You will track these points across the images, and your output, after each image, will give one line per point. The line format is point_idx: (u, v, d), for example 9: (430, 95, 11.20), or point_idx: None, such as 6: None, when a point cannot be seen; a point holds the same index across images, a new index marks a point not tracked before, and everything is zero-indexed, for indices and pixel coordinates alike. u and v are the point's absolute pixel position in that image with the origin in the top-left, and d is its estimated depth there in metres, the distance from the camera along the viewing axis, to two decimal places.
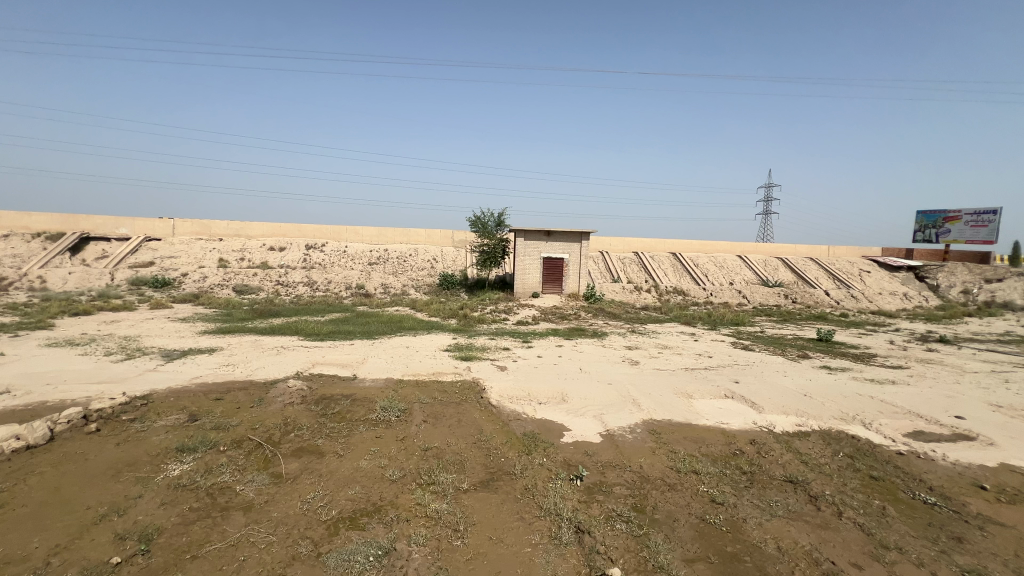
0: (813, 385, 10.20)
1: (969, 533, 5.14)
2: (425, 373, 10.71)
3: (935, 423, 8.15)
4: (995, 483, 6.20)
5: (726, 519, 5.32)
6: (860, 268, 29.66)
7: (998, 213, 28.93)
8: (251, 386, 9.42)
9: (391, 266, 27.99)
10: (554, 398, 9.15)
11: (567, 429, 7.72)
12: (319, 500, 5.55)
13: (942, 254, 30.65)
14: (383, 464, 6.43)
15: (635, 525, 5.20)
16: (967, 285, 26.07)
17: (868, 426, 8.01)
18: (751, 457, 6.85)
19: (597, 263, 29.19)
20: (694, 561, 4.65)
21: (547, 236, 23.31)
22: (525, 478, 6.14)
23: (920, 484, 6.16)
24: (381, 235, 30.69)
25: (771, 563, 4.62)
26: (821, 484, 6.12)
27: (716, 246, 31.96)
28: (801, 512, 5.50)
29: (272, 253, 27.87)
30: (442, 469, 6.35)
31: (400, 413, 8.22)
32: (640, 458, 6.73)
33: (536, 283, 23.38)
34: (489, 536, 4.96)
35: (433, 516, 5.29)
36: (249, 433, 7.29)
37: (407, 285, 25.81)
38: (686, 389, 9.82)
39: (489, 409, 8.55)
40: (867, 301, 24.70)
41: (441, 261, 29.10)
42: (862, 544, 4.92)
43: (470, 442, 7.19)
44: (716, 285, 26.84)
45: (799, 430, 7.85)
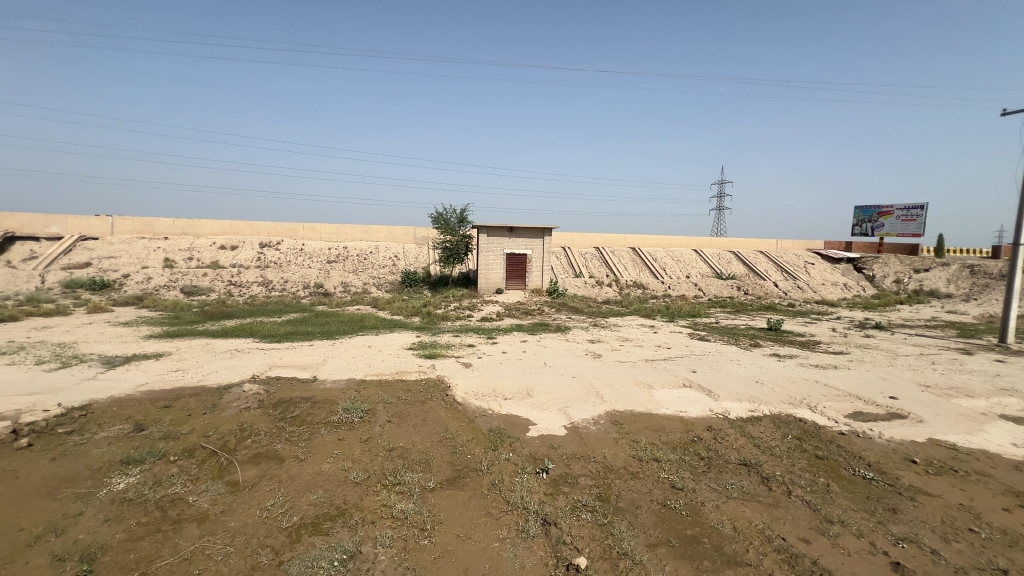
0: (764, 372, 10.74)
1: (902, 503, 5.57)
2: (388, 372, 10.54)
3: (872, 404, 8.77)
4: (924, 457, 6.73)
5: (686, 504, 5.54)
6: (805, 260, 31.44)
7: (925, 208, 31.33)
8: (204, 392, 8.97)
9: (351, 264, 27.31)
10: (519, 393, 9.22)
11: (532, 423, 7.80)
12: (279, 507, 5.37)
13: (877, 246, 32.84)
14: (347, 467, 6.30)
15: (600, 514, 5.33)
16: (899, 275, 28.13)
17: (814, 409, 8.53)
18: (708, 443, 7.15)
19: (559, 258, 29.54)
20: (657, 545, 4.81)
21: (509, 232, 23.34)
22: (491, 474, 6.17)
23: (860, 461, 6.62)
24: (340, 232, 29.88)
25: (728, 543, 4.84)
26: (772, 465, 6.47)
27: (674, 241, 33.00)
28: (754, 493, 5.80)
29: (223, 252, 26.60)
30: (407, 469, 6.29)
31: (364, 415, 8.04)
32: (604, 448, 6.91)
33: (499, 279, 23.43)
34: (456, 533, 4.96)
35: (400, 516, 5.24)
36: (202, 441, 6.96)
37: (369, 283, 25.26)
38: (647, 379, 10.13)
39: (454, 406, 8.54)
40: (811, 292, 26.21)
41: (403, 258, 28.67)
42: (809, 520, 5.24)
43: (435, 440, 7.16)
44: (673, 278, 27.74)
45: (752, 415, 8.26)
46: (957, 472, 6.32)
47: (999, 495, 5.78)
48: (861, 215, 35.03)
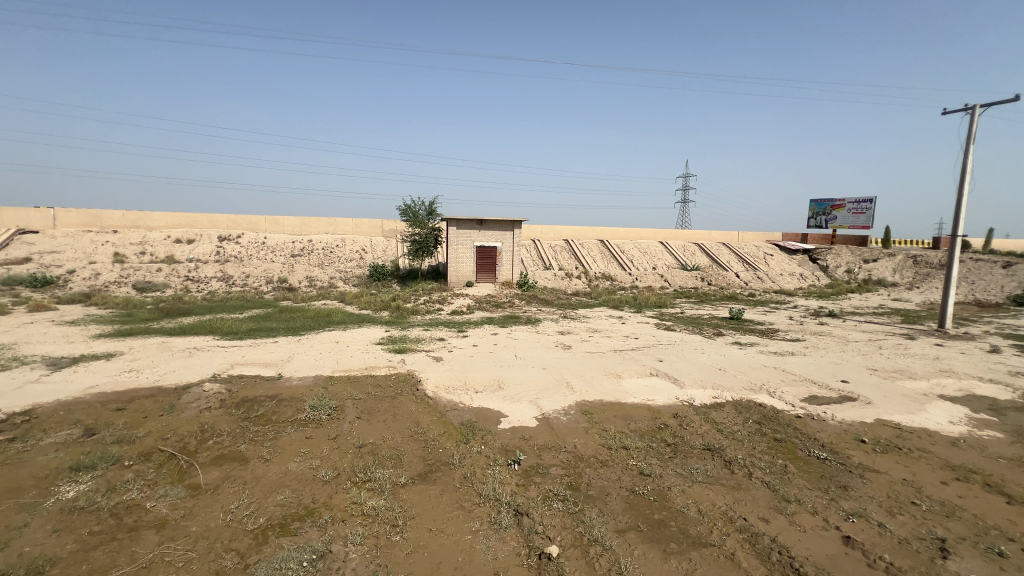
0: (727, 360, 11.14)
1: (852, 481, 5.91)
2: (357, 368, 10.36)
3: (826, 387, 9.25)
4: (872, 437, 7.16)
5: (653, 489, 5.71)
6: (765, 251, 32.69)
7: (873, 202, 33.03)
8: (161, 392, 8.58)
9: (317, 258, 26.59)
10: (491, 385, 9.24)
11: (504, 415, 7.85)
12: (244, 509, 5.22)
13: (830, 238, 34.44)
14: (315, 465, 6.16)
15: (571, 502, 5.42)
16: (850, 265, 29.61)
17: (772, 394, 8.92)
18: (674, 430, 7.37)
19: (529, 251, 29.65)
20: (626, 530, 4.95)
21: (479, 225, 23.23)
22: (463, 467, 6.18)
23: (814, 442, 6.97)
24: (304, 225, 29.01)
25: (693, 526, 5.02)
26: (734, 449, 6.73)
27: (641, 233, 33.65)
28: (718, 476, 6.03)
29: (178, 246, 25.37)
30: (378, 465, 6.22)
31: (332, 412, 7.88)
32: (575, 438, 7.01)
33: (469, 272, 23.32)
34: (429, 528, 4.94)
35: (370, 513, 5.18)
36: (159, 444, 6.66)
37: (335, 276, 24.68)
38: (615, 369, 10.36)
39: (424, 401, 8.49)
40: (770, 282, 27.30)
41: (371, 251, 28.13)
42: (768, 500, 5.49)
43: (406, 436, 7.09)
44: (641, 270, 28.31)
45: (715, 401, 8.57)
46: (901, 449, 6.75)
47: (938, 470, 6.21)
48: (816, 208, 36.59)
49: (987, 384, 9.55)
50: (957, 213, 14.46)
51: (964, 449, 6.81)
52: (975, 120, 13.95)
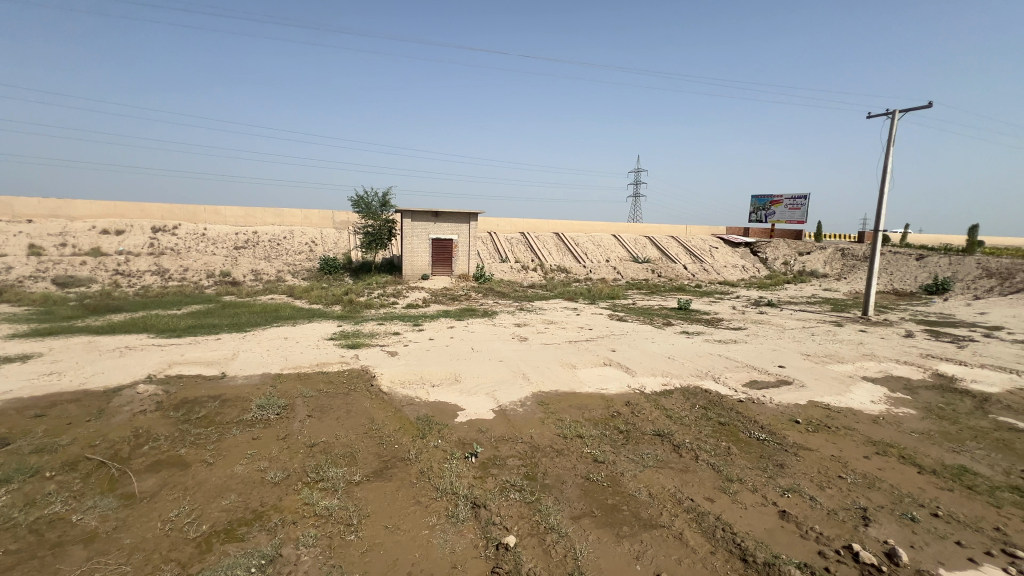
0: (675, 349, 11.62)
1: (788, 459, 6.35)
2: (308, 364, 9.99)
3: (765, 373, 9.85)
4: (805, 417, 7.70)
5: (607, 475, 5.89)
6: (711, 244, 34.26)
7: (808, 198, 35.28)
8: (87, 396, 7.92)
9: (262, 250, 25.32)
10: (447, 379, 9.20)
11: (461, 408, 7.83)
12: (185, 516, 4.93)
13: (769, 232, 36.52)
14: (263, 467, 5.91)
15: (528, 492, 5.50)
16: (787, 258, 31.57)
17: (717, 380, 9.42)
18: (626, 417, 7.63)
19: (485, 243, 29.56)
20: (581, 516, 5.08)
21: (434, 217, 22.88)
22: (420, 462, 6.12)
23: (754, 424, 7.42)
24: (248, 216, 27.53)
25: (645, 509, 5.22)
26: (682, 434, 7.05)
27: (595, 226, 34.36)
28: (667, 460, 6.31)
29: (106, 237, 23.40)
30: (330, 464, 6.05)
31: (281, 411, 7.58)
32: (531, 429, 7.11)
33: (425, 265, 22.97)
34: (384, 525, 4.87)
35: (323, 513, 5.04)
36: (86, 452, 6.16)
37: (283, 270, 23.62)
38: (570, 360, 10.57)
39: (380, 396, 8.34)
40: (716, 274, 28.66)
41: (321, 243, 27.12)
42: (713, 480, 5.80)
43: (361, 433, 6.93)
44: (594, 262, 28.91)
45: (665, 388, 8.94)
46: (830, 428, 7.31)
47: (861, 445, 6.78)
48: (757, 203, 38.67)
49: (903, 366, 10.52)
50: (879, 210, 15.71)
51: (883, 425, 7.47)
52: (895, 124, 15.16)
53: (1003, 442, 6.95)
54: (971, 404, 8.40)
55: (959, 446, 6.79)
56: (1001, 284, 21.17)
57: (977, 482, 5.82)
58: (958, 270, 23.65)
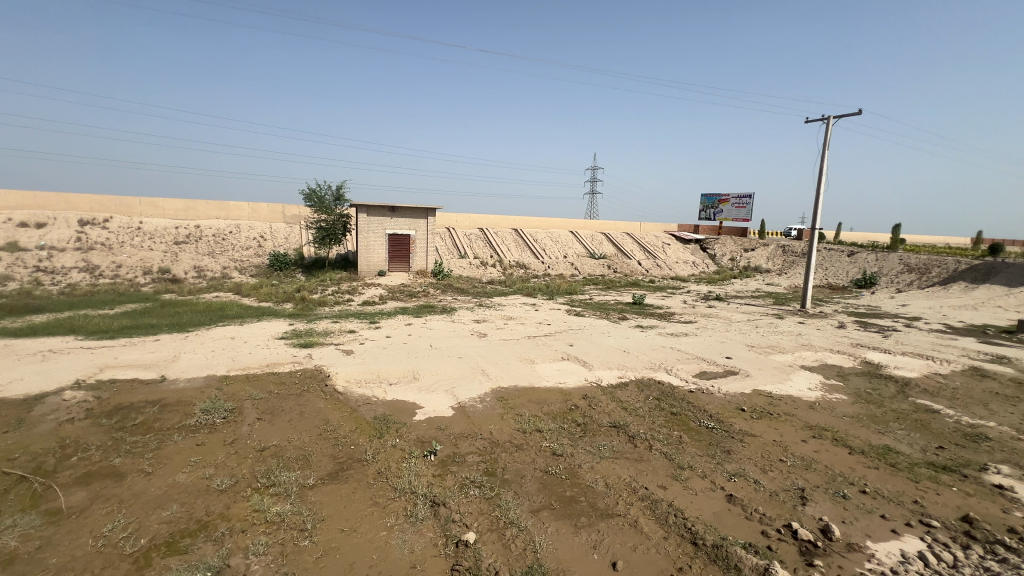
0: (630, 342, 11.98)
1: (734, 445, 6.69)
2: (257, 365, 9.56)
3: (714, 364, 10.33)
4: (750, 405, 8.15)
5: (565, 468, 6.00)
6: (664, 240, 35.47)
7: (752, 198, 37.17)
8: (5, 405, 7.23)
9: (206, 245, 23.92)
10: (405, 376, 9.06)
11: (419, 406, 7.74)
12: (120, 531, 4.60)
13: (718, 229, 38.20)
14: (208, 474, 5.61)
15: (488, 488, 5.52)
16: (734, 254, 33.15)
17: (669, 371, 9.79)
18: (584, 410, 7.79)
19: (443, 239, 29.24)
20: (540, 509, 5.15)
21: (391, 212, 22.40)
22: (377, 462, 6.00)
23: (704, 413, 7.77)
24: (189, 209, 25.91)
25: (601, 499, 5.36)
26: (637, 425, 7.29)
27: (553, 223, 34.76)
28: (622, 451, 6.50)
29: (24, 231, 21.36)
30: (282, 468, 5.83)
31: (228, 414, 7.21)
32: (490, 425, 7.12)
33: (381, 261, 22.45)
34: (340, 529, 4.75)
35: (275, 519, 4.85)
36: (3, 467, 5.63)
37: (229, 266, 22.41)
38: (529, 355, 10.67)
39: (335, 396, 8.11)
40: (668, 270, 29.70)
41: (271, 238, 25.93)
42: (666, 468, 6.03)
43: (314, 435, 6.71)
44: (552, 258, 29.27)
45: (620, 381, 9.21)
46: (772, 415, 7.76)
47: (799, 430, 7.25)
48: (706, 202, 40.38)
49: (836, 355, 11.33)
50: (815, 209, 16.77)
51: (819, 411, 8.02)
52: (829, 129, 16.19)
53: (920, 422, 7.64)
54: (894, 388, 9.18)
55: (883, 427, 7.39)
56: (920, 278, 23.17)
57: (899, 460, 6.36)
58: (883, 265, 25.67)
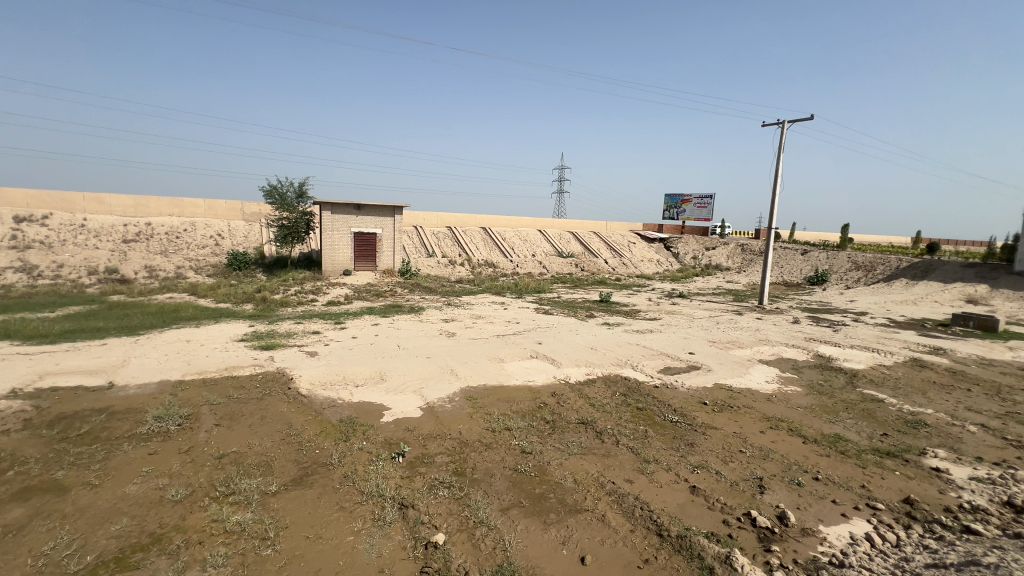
0: (598, 339, 12.17)
1: (697, 437, 6.91)
2: (214, 369, 9.16)
3: (678, 359, 10.64)
4: (711, 399, 8.44)
5: (534, 465, 6.04)
6: (629, 239, 36.22)
7: (713, 198, 38.46)
8: None
9: (158, 243, 22.74)
10: (372, 378, 8.89)
11: (387, 408, 7.61)
12: (63, 549, 4.32)
13: (680, 228, 39.30)
14: (162, 485, 5.34)
15: (457, 488, 5.49)
16: (696, 252, 34.19)
17: (635, 367, 10.02)
18: (553, 408, 7.86)
19: (411, 237, 28.88)
20: (510, 508, 5.17)
21: (356, 211, 21.94)
22: (343, 466, 5.87)
23: (668, 407, 8.00)
24: (139, 206, 24.57)
25: (570, 495, 5.42)
26: (604, 421, 7.42)
27: (521, 222, 34.91)
28: (591, 446, 6.60)
29: None
30: (242, 475, 5.61)
31: (183, 421, 6.89)
32: (459, 425, 7.08)
33: (347, 260, 21.94)
34: (305, 535, 4.62)
35: (235, 529, 4.66)
36: None
37: (184, 266, 21.37)
38: (498, 354, 10.67)
39: (298, 399, 7.87)
40: (634, 268, 30.34)
41: (229, 236, 24.91)
42: (632, 463, 6.17)
43: (277, 440, 6.50)
44: (521, 257, 29.39)
45: (588, 378, 9.35)
46: (732, 407, 8.06)
47: (758, 421, 7.56)
48: (669, 202, 41.51)
49: (791, 349, 11.88)
50: (771, 210, 17.49)
51: (775, 402, 8.39)
52: (784, 133, 16.90)
53: (867, 411, 8.11)
54: (843, 379, 9.72)
55: (834, 417, 7.80)
56: (866, 275, 24.55)
57: (848, 447, 6.73)
58: (833, 263, 27.03)
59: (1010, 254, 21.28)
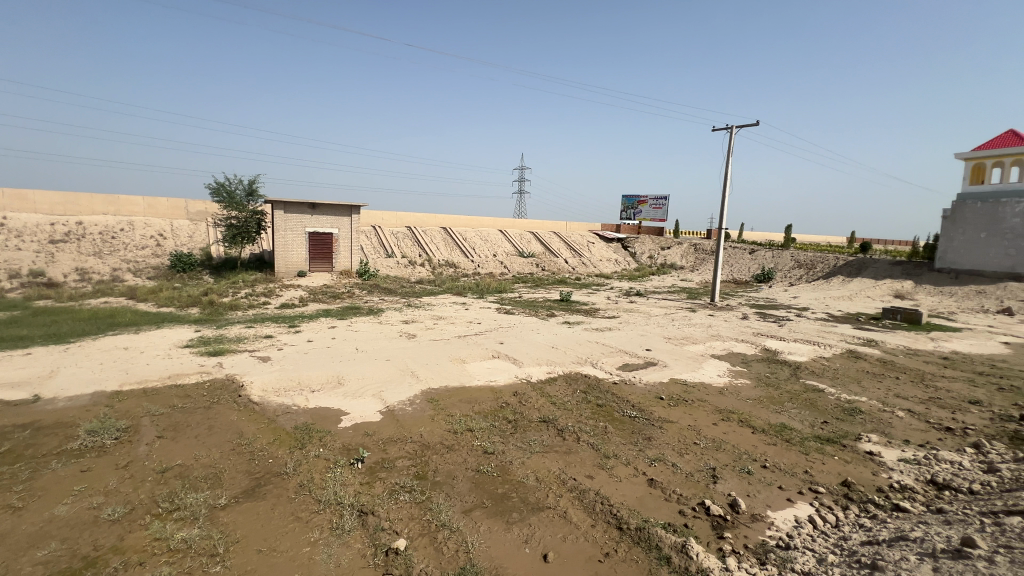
0: (558, 338, 12.33)
1: (654, 431, 7.13)
2: (156, 378, 8.60)
3: (635, 356, 10.94)
4: (667, 393, 8.72)
5: (497, 466, 6.03)
6: (588, 239, 36.92)
7: (667, 199, 39.81)
8: None
9: (90, 244, 21.11)
10: (329, 383, 8.61)
11: (345, 413, 7.40)
12: None
13: (637, 228, 40.41)
14: (98, 504, 4.97)
15: (418, 492, 5.41)
16: (652, 252, 35.25)
17: (595, 365, 10.21)
18: (515, 407, 7.89)
19: (368, 237, 28.23)
20: (472, 509, 5.14)
21: (311, 210, 21.23)
22: (299, 475, 5.66)
23: (627, 403, 8.20)
24: (68, 203, 22.75)
25: (532, 493, 5.46)
26: (565, 418, 7.52)
27: (482, 222, 34.87)
28: (552, 444, 6.67)
29: None
30: (188, 490, 5.30)
31: (120, 434, 6.43)
32: (421, 427, 6.99)
33: (301, 261, 21.17)
34: (258, 549, 4.42)
35: (180, 547, 4.40)
36: None
37: (120, 268, 19.96)
38: (459, 355, 10.60)
39: (249, 407, 7.52)
40: (593, 268, 30.94)
41: (171, 236, 23.47)
42: (593, 459, 6.28)
43: (226, 450, 6.18)
44: (482, 257, 29.33)
45: (549, 376, 9.45)
46: (687, 401, 8.36)
47: (710, 414, 7.87)
48: (625, 203, 42.61)
49: (741, 343, 12.46)
50: (722, 211, 18.28)
51: (727, 395, 8.78)
52: (733, 137, 17.69)
53: (810, 401, 8.61)
54: (788, 371, 10.30)
55: (779, 407, 8.24)
56: (807, 274, 26.07)
57: (792, 435, 7.13)
58: (778, 262, 28.53)
59: (932, 252, 23.18)
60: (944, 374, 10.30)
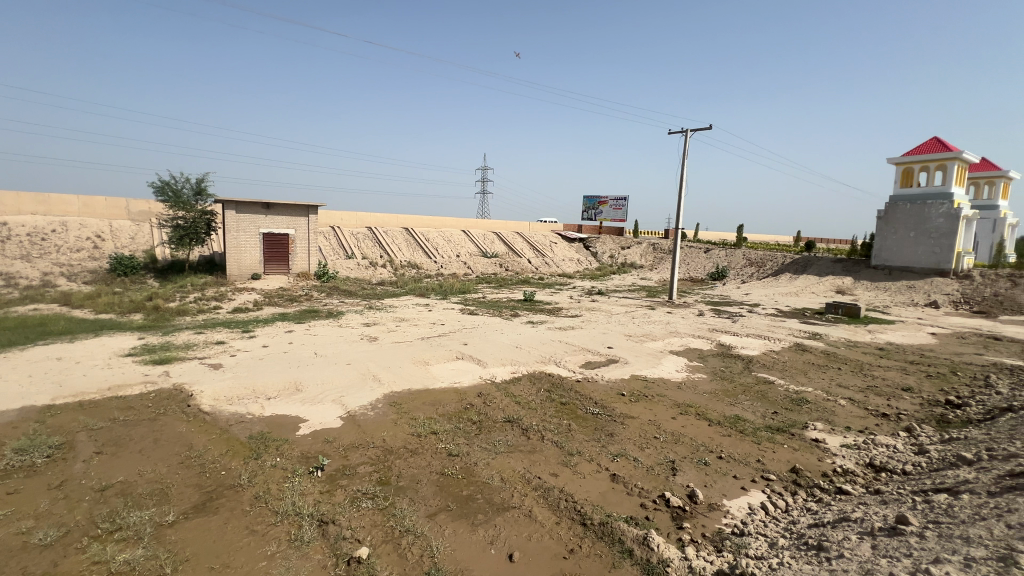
0: (522, 338, 12.39)
1: (616, 427, 7.28)
2: (94, 389, 8.03)
3: (598, 354, 11.14)
4: (628, 390, 8.93)
5: (461, 468, 5.99)
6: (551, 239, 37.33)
7: (627, 200, 40.76)
8: None
9: (17, 247, 19.47)
10: (286, 389, 8.29)
11: (303, 420, 7.16)
12: None
13: (598, 228, 41.19)
14: (27, 528, 4.59)
15: (381, 498, 5.29)
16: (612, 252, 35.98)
17: (558, 364, 10.33)
18: (479, 408, 7.87)
19: (327, 238, 27.42)
20: (436, 513, 5.08)
21: (265, 210, 20.43)
22: (254, 486, 5.42)
23: (590, 401, 8.34)
24: None
25: (497, 494, 5.45)
26: (530, 418, 7.55)
27: (445, 222, 34.59)
28: (517, 444, 6.70)
29: None
30: (131, 508, 4.97)
31: (53, 452, 5.96)
32: (383, 432, 6.85)
33: (255, 263, 20.30)
34: (210, 566, 4.20)
35: (122, 570, 4.12)
36: None
37: (52, 272, 18.53)
38: (423, 356, 10.46)
39: (199, 417, 7.14)
40: (556, 268, 31.29)
41: (109, 237, 21.99)
42: (557, 456, 6.36)
43: (174, 464, 5.85)
44: (445, 257, 29.08)
45: (513, 376, 9.48)
46: (647, 397, 8.58)
47: (669, 408, 8.12)
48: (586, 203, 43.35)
49: (697, 339, 12.92)
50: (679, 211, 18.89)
51: (684, 389, 9.09)
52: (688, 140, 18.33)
53: (761, 393, 9.02)
54: (740, 365, 10.78)
55: (734, 400, 8.60)
56: (758, 272, 27.34)
57: (745, 426, 7.45)
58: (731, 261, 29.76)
59: (868, 250, 24.83)
60: (879, 364, 11.07)
